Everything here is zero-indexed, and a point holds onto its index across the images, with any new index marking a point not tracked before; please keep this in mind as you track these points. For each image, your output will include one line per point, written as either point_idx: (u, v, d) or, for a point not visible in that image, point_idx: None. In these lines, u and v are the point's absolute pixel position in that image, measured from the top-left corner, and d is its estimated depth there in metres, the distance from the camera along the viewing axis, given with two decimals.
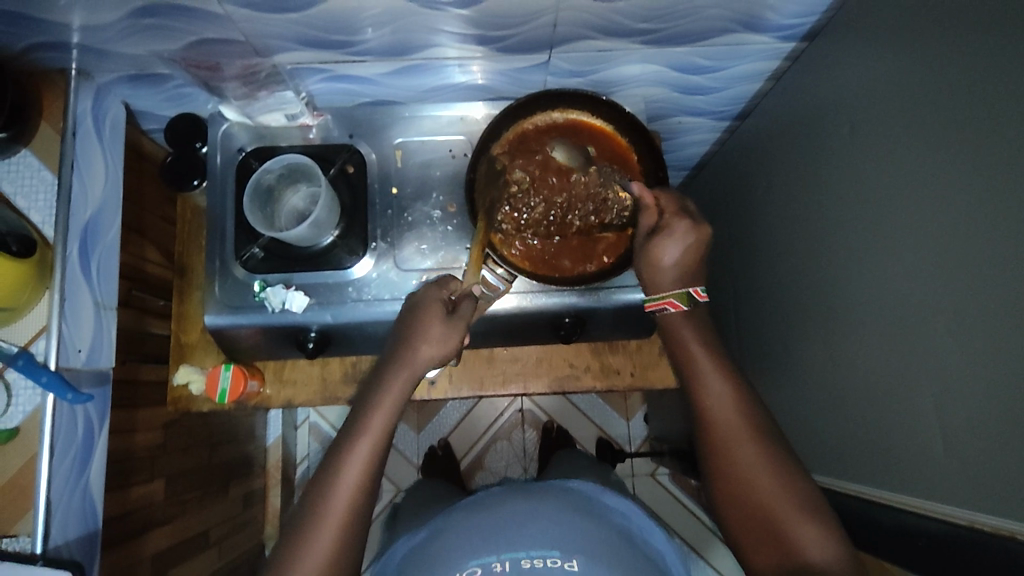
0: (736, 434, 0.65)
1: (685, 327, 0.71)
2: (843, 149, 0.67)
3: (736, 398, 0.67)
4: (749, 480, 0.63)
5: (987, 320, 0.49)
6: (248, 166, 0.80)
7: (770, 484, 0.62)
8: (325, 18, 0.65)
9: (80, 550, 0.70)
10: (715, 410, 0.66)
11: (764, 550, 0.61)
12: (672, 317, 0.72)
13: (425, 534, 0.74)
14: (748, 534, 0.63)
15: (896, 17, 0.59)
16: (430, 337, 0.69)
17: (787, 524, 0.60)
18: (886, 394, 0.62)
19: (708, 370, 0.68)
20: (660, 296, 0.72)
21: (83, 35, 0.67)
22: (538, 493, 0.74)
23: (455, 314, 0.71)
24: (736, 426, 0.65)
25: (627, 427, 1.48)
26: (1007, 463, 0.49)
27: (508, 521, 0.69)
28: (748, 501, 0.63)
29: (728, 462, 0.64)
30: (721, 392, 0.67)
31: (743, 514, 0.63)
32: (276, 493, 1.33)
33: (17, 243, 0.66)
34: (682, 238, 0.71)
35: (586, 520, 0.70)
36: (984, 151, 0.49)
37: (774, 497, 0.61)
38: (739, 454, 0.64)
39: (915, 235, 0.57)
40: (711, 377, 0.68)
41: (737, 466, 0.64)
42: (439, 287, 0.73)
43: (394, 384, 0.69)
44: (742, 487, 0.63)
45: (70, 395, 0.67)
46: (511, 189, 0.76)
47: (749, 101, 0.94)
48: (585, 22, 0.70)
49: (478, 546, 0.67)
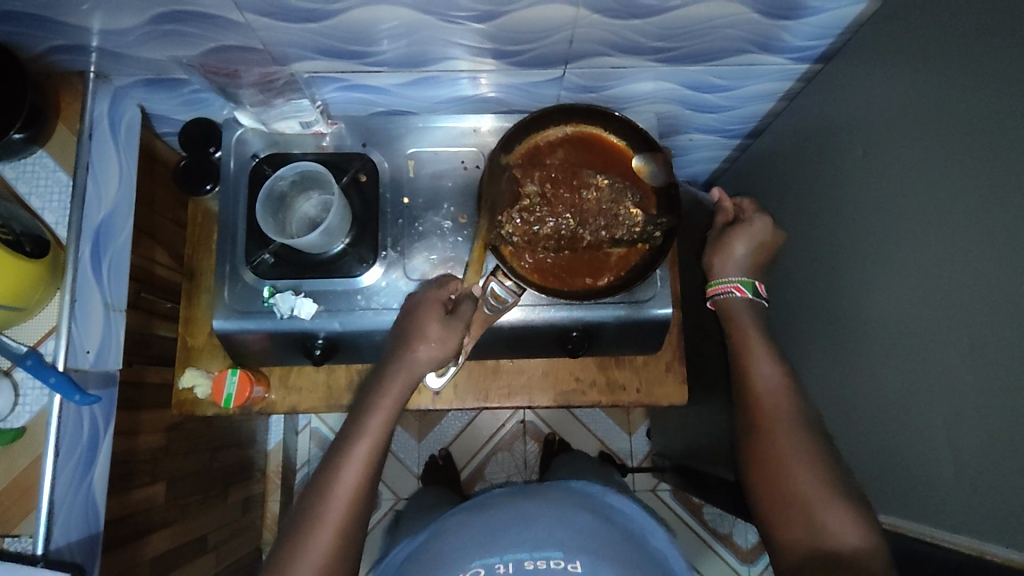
0: (778, 414, 0.69)
1: (743, 313, 0.78)
2: (855, 171, 0.68)
3: (784, 381, 0.72)
4: (784, 454, 0.67)
5: (999, 348, 0.49)
6: (261, 173, 0.79)
7: (804, 461, 0.65)
8: (343, 29, 0.66)
9: (81, 552, 0.69)
10: (761, 394, 0.72)
11: (792, 526, 0.64)
12: (735, 300, 0.79)
13: (426, 539, 0.74)
14: (776, 510, 0.66)
15: (912, 43, 0.60)
16: (428, 338, 0.70)
17: (816, 498, 0.63)
18: (892, 417, 0.62)
19: (760, 355, 0.74)
20: (727, 280, 0.80)
21: (103, 39, 0.68)
22: (542, 495, 0.74)
23: (453, 315, 0.72)
24: (782, 404, 0.70)
25: (629, 441, 1.48)
26: (1015, 491, 0.49)
27: (505, 524, 0.69)
28: (781, 474, 0.66)
29: (767, 440, 0.69)
30: (771, 373, 0.72)
31: (776, 490, 0.66)
32: (275, 499, 1.34)
33: (31, 243, 0.67)
34: (758, 233, 0.80)
35: (592, 525, 0.69)
36: (997, 179, 0.49)
37: (807, 473, 0.65)
38: (776, 433, 0.68)
39: (925, 260, 0.57)
40: (762, 361, 0.73)
41: (775, 443, 0.68)
42: (438, 287, 0.74)
43: (393, 384, 0.69)
44: (777, 458, 0.67)
45: (77, 397, 0.67)
46: (524, 201, 0.76)
47: (760, 120, 0.94)
48: (601, 39, 0.71)
49: (481, 547, 0.67)
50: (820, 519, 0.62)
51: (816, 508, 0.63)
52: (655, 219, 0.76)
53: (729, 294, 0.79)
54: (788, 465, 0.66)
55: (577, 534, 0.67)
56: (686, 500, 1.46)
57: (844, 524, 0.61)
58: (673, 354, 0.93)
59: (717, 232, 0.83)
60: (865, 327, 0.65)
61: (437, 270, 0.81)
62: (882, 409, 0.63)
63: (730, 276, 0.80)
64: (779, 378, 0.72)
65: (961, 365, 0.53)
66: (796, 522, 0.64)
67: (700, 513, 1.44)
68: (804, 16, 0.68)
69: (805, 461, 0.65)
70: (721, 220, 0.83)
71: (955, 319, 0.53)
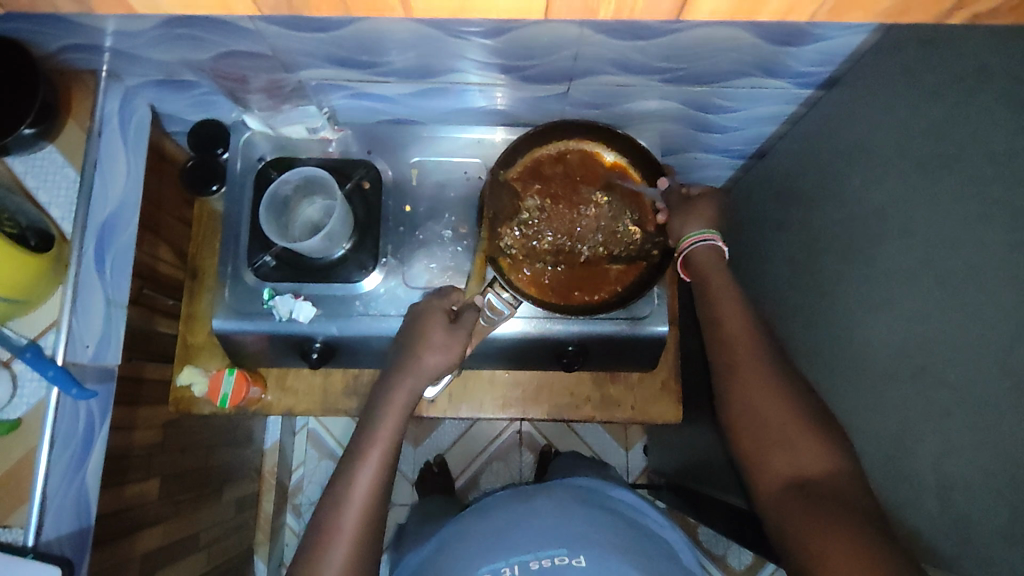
0: (749, 351, 0.68)
1: (714, 269, 0.73)
2: (853, 197, 0.68)
3: (746, 320, 0.70)
4: (756, 400, 0.65)
5: (987, 382, 0.49)
6: (265, 175, 0.80)
7: (774, 402, 0.64)
8: (352, 39, 0.67)
9: (70, 546, 0.70)
10: (730, 334, 0.69)
11: (770, 463, 0.63)
12: (705, 250, 0.74)
13: (434, 547, 0.75)
14: (756, 447, 0.64)
15: (912, 74, 0.60)
16: (433, 345, 0.70)
17: (791, 438, 0.62)
18: (880, 445, 0.62)
19: (725, 297, 0.71)
20: (695, 233, 0.74)
21: (116, 39, 0.69)
22: (544, 493, 0.75)
23: (457, 323, 0.72)
24: (747, 349, 0.68)
25: (626, 456, 1.47)
26: (998, 528, 0.48)
27: (510, 527, 0.69)
28: (755, 420, 0.64)
29: (740, 377, 0.67)
30: (733, 314, 0.70)
31: (754, 427, 0.64)
32: (268, 499, 1.32)
33: (36, 237, 0.69)
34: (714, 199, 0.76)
35: (592, 515, 0.70)
36: (992, 211, 0.50)
37: (779, 413, 0.63)
38: (748, 370, 0.67)
39: (918, 287, 0.57)
40: (726, 303, 0.71)
41: (747, 381, 0.66)
42: (441, 297, 0.74)
43: (400, 388, 0.70)
44: (752, 406, 0.65)
45: (75, 390, 0.68)
46: (523, 214, 0.77)
47: (765, 141, 0.95)
48: (606, 59, 0.71)
49: (489, 553, 0.67)
50: (796, 452, 0.61)
51: (793, 440, 0.62)
52: (653, 238, 0.78)
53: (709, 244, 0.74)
54: (763, 403, 0.64)
55: (578, 527, 0.68)
56: (681, 519, 1.45)
57: (823, 455, 0.60)
58: (669, 372, 0.94)
59: (674, 207, 0.76)
60: (857, 352, 0.66)
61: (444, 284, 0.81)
62: (871, 434, 0.63)
63: (697, 228, 0.74)
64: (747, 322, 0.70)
65: (949, 396, 0.53)
66: (774, 455, 0.63)
67: (695, 533, 1.44)
68: (808, 43, 0.69)
69: (779, 397, 0.64)
70: (673, 193, 0.77)
71: (944, 350, 0.53)
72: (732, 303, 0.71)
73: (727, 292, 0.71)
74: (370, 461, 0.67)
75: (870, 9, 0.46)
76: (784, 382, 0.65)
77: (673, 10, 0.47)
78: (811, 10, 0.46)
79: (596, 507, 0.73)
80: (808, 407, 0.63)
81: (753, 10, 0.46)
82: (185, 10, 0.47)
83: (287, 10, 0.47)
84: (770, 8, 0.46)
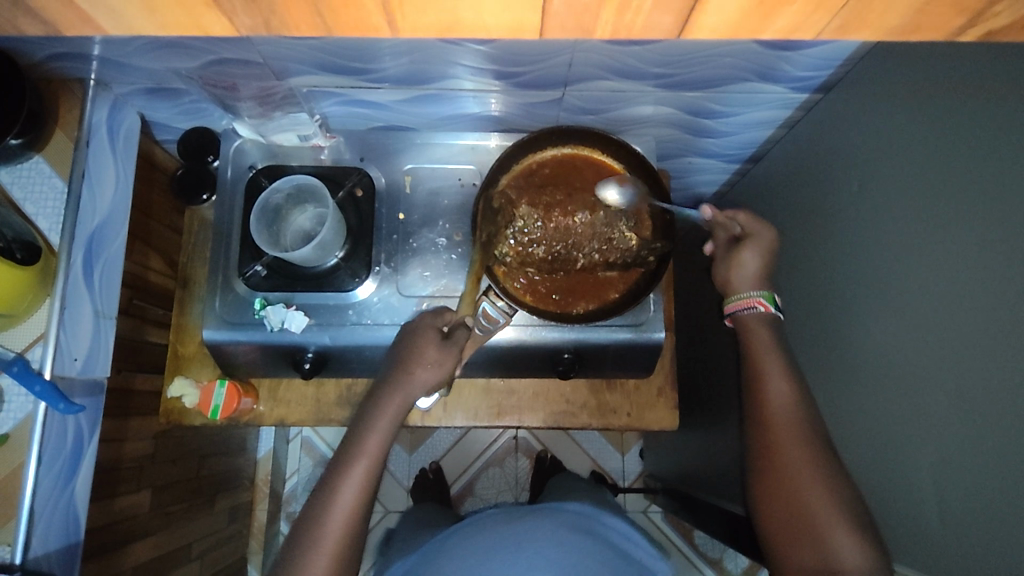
0: (788, 432, 0.66)
1: (760, 328, 0.72)
2: (851, 204, 0.67)
3: (794, 397, 0.67)
4: (789, 479, 0.64)
5: (985, 395, 0.48)
6: (258, 184, 0.80)
7: (807, 486, 0.63)
8: (342, 46, 0.66)
9: (58, 563, 0.69)
10: (771, 409, 0.68)
11: (798, 548, 0.62)
12: (756, 315, 0.73)
13: (427, 557, 0.76)
14: (783, 537, 0.64)
15: (908, 82, 0.60)
16: (425, 361, 0.70)
17: (822, 529, 0.61)
18: (880, 453, 0.61)
19: (771, 371, 0.69)
20: (749, 296, 0.74)
21: (103, 48, 0.68)
22: (533, 513, 0.75)
23: (449, 340, 0.71)
24: (790, 426, 0.66)
25: (622, 461, 1.47)
26: (997, 538, 0.48)
27: (502, 546, 0.69)
28: (789, 498, 0.64)
29: (773, 458, 0.66)
30: (781, 391, 0.68)
31: (780, 513, 0.64)
32: (262, 508, 1.33)
33: (21, 250, 0.67)
34: (761, 247, 0.74)
35: (582, 539, 0.70)
36: (988, 216, 0.49)
37: (810, 500, 0.62)
38: (784, 453, 0.65)
39: (914, 296, 0.57)
40: (773, 379, 0.69)
41: (785, 460, 0.65)
42: (434, 315, 0.73)
43: (389, 404, 0.69)
44: (784, 485, 0.64)
45: (61, 406, 0.66)
46: (517, 222, 0.75)
47: (760, 145, 0.95)
48: (600, 64, 0.71)
49: (477, 566, 0.68)
50: (825, 544, 0.60)
51: (822, 531, 0.61)
52: (650, 244, 0.75)
53: (752, 309, 0.73)
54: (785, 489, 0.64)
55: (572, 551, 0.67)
56: (677, 523, 1.44)
57: (844, 543, 0.59)
58: (665, 379, 0.93)
59: (721, 246, 0.77)
60: (857, 360, 0.65)
61: (435, 300, 0.80)
62: (871, 441, 0.62)
63: (748, 289, 0.74)
64: (785, 396, 0.68)
65: (947, 406, 0.52)
66: (800, 545, 0.62)
67: (690, 536, 1.43)
68: (804, 48, 0.69)
69: (813, 485, 0.63)
70: (722, 234, 0.77)
71: (940, 360, 0.53)
72: (775, 380, 0.68)
73: (778, 374, 0.69)
74: (351, 479, 0.66)
75: (882, 25, 0.46)
76: (821, 466, 0.63)
77: (673, 28, 0.47)
78: (819, 25, 0.47)
79: (587, 532, 0.73)
80: (844, 501, 0.61)
81: (758, 28, 0.47)
82: (160, 29, 0.47)
83: (265, 31, 0.47)
84: (775, 26, 0.47)
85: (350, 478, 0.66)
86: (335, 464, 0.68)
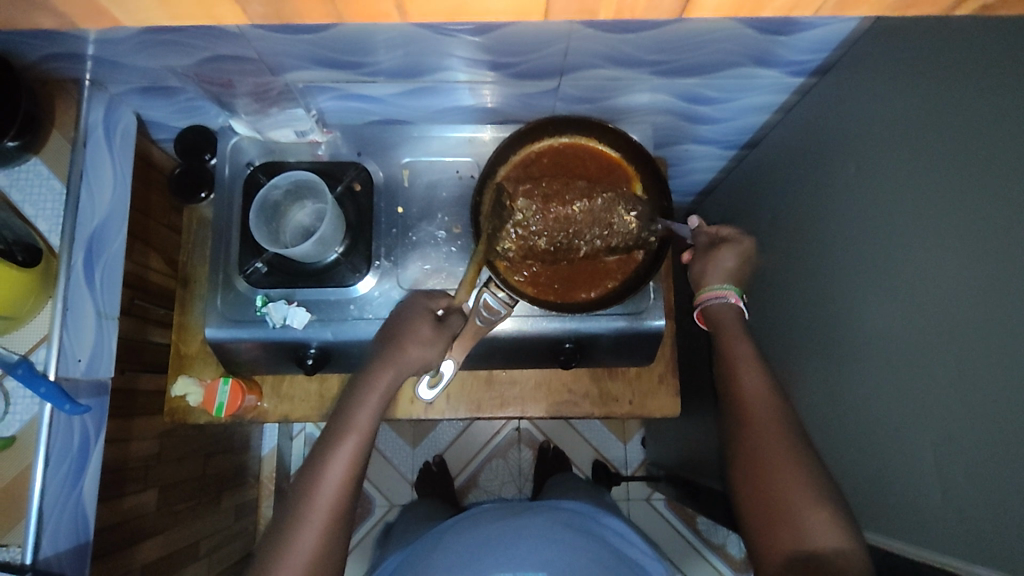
0: (767, 414, 0.66)
1: (733, 321, 0.74)
2: (847, 186, 0.68)
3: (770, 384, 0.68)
4: (769, 456, 0.63)
5: (985, 371, 0.49)
6: (255, 180, 0.80)
7: (785, 464, 0.62)
8: (338, 40, 0.66)
9: (69, 562, 0.69)
10: (748, 394, 0.68)
11: (774, 531, 0.61)
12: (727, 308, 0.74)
13: (428, 543, 0.78)
14: (759, 519, 0.62)
15: (905, 62, 0.60)
16: (418, 339, 0.71)
17: (798, 507, 0.60)
18: (880, 435, 0.61)
19: (748, 359, 0.70)
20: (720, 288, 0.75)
21: (98, 48, 0.68)
22: (535, 511, 0.77)
23: (443, 323, 0.72)
24: (767, 408, 0.67)
25: (624, 450, 1.48)
26: (999, 515, 0.48)
27: (504, 533, 0.71)
28: (764, 476, 0.63)
29: (752, 439, 0.66)
30: (759, 377, 0.69)
31: (755, 489, 0.63)
32: (267, 505, 1.32)
33: (22, 252, 0.67)
34: (738, 249, 0.75)
35: (578, 534, 0.72)
36: (984, 195, 0.49)
37: (787, 476, 0.62)
38: (762, 434, 0.65)
39: (911, 276, 0.57)
40: (748, 370, 0.69)
41: (764, 441, 0.65)
42: (428, 296, 0.74)
43: (378, 378, 0.70)
44: (763, 463, 0.63)
45: (68, 406, 0.66)
46: (516, 215, 0.74)
47: (757, 131, 0.95)
48: (596, 52, 0.71)
49: (478, 545, 0.70)
50: (802, 522, 0.59)
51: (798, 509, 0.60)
52: (650, 226, 0.75)
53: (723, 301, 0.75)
54: (769, 469, 0.63)
55: (568, 543, 0.69)
56: (680, 510, 1.45)
57: (824, 524, 0.59)
58: (666, 366, 0.94)
59: (699, 250, 0.76)
60: (856, 343, 0.65)
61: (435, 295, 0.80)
62: (871, 422, 0.63)
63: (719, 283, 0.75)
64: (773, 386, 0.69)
65: (947, 383, 0.52)
66: (777, 527, 0.61)
67: (694, 523, 1.44)
68: (799, 32, 0.69)
69: (791, 462, 0.62)
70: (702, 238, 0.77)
71: (939, 339, 0.53)
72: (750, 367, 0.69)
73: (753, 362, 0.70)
74: (341, 452, 0.67)
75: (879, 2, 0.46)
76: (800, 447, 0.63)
77: (673, 6, 0.47)
78: (816, 3, 0.47)
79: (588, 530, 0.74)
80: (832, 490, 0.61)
81: (757, 7, 0.47)
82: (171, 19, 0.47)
83: (276, 19, 0.47)
84: (774, 4, 0.47)
85: (338, 453, 0.67)
86: (325, 439, 0.68)
